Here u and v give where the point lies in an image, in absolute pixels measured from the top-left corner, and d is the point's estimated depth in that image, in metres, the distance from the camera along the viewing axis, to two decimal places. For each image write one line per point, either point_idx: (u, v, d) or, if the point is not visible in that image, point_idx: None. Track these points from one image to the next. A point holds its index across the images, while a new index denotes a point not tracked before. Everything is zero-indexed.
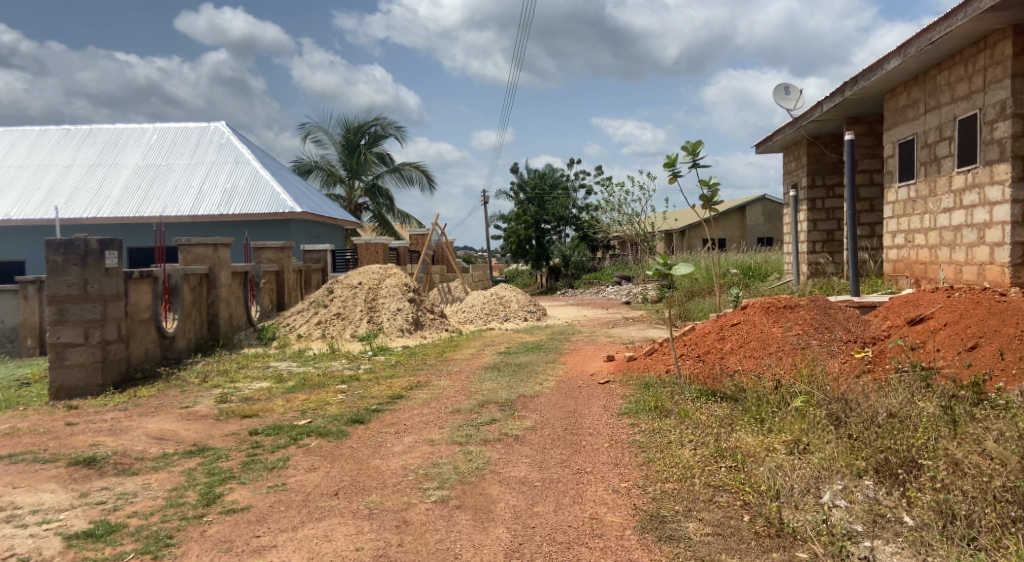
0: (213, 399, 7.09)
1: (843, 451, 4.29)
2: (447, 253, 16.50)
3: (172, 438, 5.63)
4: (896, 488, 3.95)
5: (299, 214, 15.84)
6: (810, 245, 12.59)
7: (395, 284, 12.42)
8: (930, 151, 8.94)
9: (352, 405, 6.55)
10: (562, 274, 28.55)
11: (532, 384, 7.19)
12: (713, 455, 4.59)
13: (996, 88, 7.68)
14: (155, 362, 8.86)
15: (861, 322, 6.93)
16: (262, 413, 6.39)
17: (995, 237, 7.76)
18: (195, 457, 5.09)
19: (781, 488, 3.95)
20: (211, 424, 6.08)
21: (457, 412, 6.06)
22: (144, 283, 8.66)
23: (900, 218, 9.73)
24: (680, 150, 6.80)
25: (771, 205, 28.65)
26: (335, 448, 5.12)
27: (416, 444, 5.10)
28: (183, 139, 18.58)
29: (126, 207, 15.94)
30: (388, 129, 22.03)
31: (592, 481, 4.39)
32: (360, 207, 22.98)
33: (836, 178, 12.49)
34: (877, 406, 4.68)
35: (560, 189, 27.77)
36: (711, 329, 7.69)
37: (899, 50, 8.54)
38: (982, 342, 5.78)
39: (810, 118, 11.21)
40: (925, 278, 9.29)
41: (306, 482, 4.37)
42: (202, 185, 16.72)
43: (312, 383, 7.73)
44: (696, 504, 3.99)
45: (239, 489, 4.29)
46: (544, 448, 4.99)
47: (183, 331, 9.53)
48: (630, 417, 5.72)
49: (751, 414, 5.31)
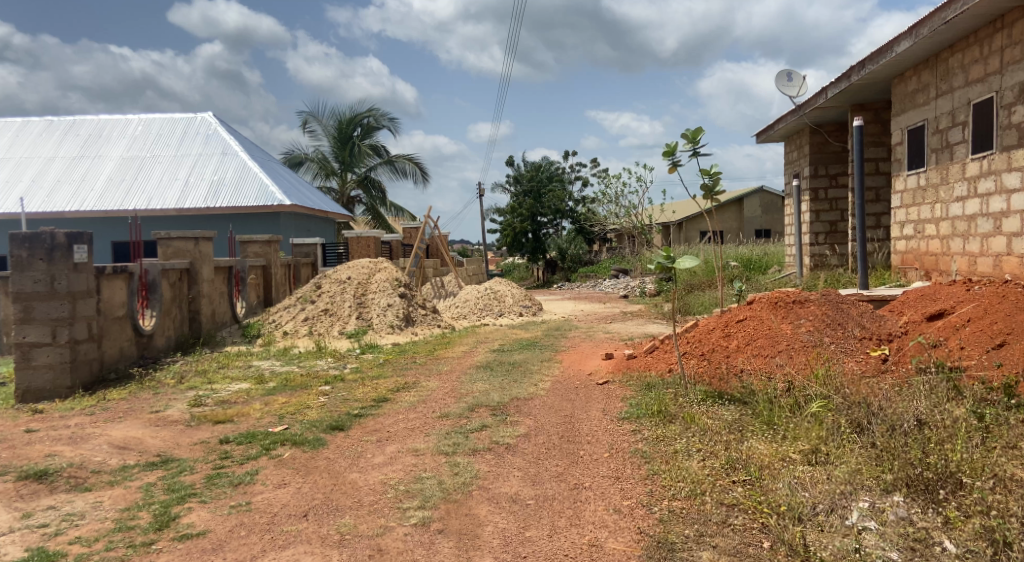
0: (186, 403, 6.62)
1: (868, 465, 3.94)
2: (440, 246, 16.11)
3: (136, 447, 5.18)
4: (931, 508, 3.60)
5: (288, 206, 15.40)
6: (813, 237, 12.20)
7: (385, 280, 11.96)
8: (941, 138, 8.50)
9: (332, 409, 6.09)
10: (559, 267, 28.22)
11: (527, 385, 6.74)
12: (723, 468, 4.19)
13: (1014, 70, 7.24)
14: (131, 361, 8.39)
15: (877, 317, 6.50)
16: (237, 418, 5.93)
17: (1012, 227, 7.35)
18: (157, 470, 4.64)
19: (804, 509, 3.58)
20: (180, 431, 5.62)
21: (445, 417, 5.62)
22: (118, 278, 8.16)
23: (909, 208, 9.30)
24: (680, 138, 6.46)
25: (769, 197, 28.22)
26: (309, 459, 4.68)
27: (398, 456, 4.67)
28: (170, 130, 18.05)
29: (109, 201, 15.44)
30: (381, 121, 21.59)
31: (591, 498, 3.97)
32: (352, 200, 22.48)
33: (839, 168, 12.09)
34: (904, 413, 4.32)
35: (556, 181, 27.25)
36: (715, 326, 7.23)
37: (911, 30, 8.08)
38: (1010, 339, 5.39)
39: (814, 105, 10.77)
40: (935, 270, 8.88)
41: (273, 501, 3.94)
42: (189, 177, 16.22)
43: (293, 385, 7.29)
44: (708, 528, 3.58)
45: (197, 509, 3.86)
46: (537, 460, 4.56)
47: (161, 329, 9.05)
48: (631, 422, 5.30)
49: (763, 419, 4.90)
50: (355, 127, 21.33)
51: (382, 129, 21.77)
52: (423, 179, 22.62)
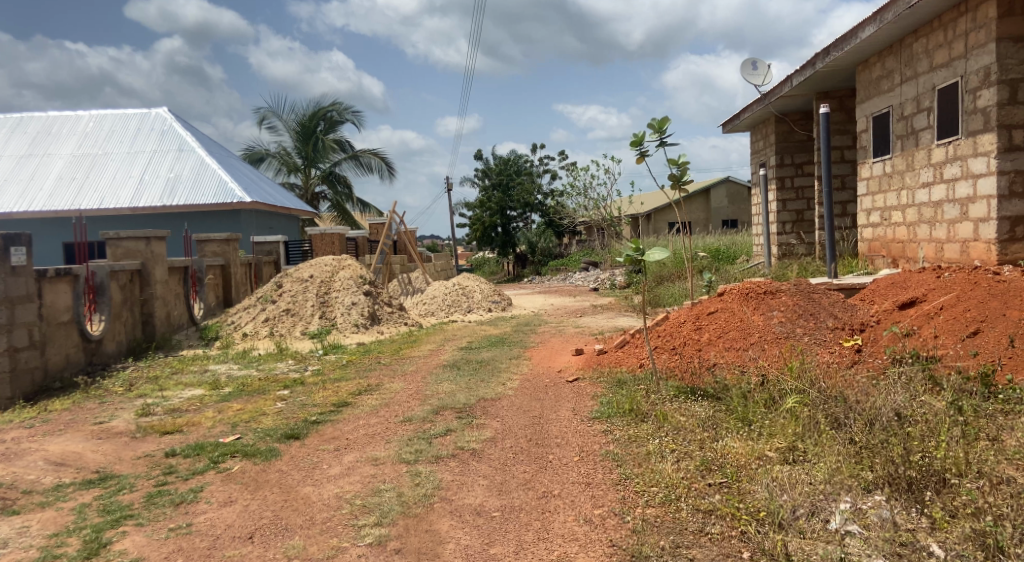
0: (134, 412, 6.25)
1: (847, 463, 3.80)
2: (407, 243, 15.75)
3: (74, 463, 4.83)
4: (916, 508, 3.44)
5: (248, 203, 14.95)
6: (780, 226, 12.10)
7: (349, 277, 11.61)
8: (907, 124, 8.40)
9: (289, 416, 5.77)
10: (529, 261, 27.97)
11: (494, 384, 6.49)
12: (699, 469, 3.99)
13: (979, 53, 7.08)
14: (78, 368, 7.93)
15: (849, 307, 6.34)
16: (186, 428, 5.58)
17: (978, 212, 7.23)
18: (94, 489, 4.29)
19: (784, 513, 3.43)
20: (124, 444, 5.26)
21: (408, 421, 5.34)
22: (62, 281, 7.70)
23: (876, 195, 9.21)
24: (647, 128, 6.27)
25: (735, 186, 28.28)
26: (260, 473, 4.37)
27: (356, 465, 4.39)
28: (122, 126, 17.43)
29: (60, 200, 14.84)
30: (344, 115, 21.15)
31: (560, 508, 3.73)
32: (316, 196, 21.99)
33: (805, 156, 12.00)
34: (882, 405, 4.15)
35: (525, 174, 27.00)
36: (686, 319, 7.02)
37: (875, 16, 7.95)
38: (985, 327, 5.28)
39: (779, 94, 10.65)
40: (902, 257, 8.79)
41: (216, 522, 3.67)
42: (144, 174, 15.68)
43: (249, 390, 6.93)
44: (684, 538, 3.38)
45: (132, 533, 3.58)
46: (504, 466, 4.31)
47: (112, 334, 8.60)
48: (602, 422, 5.07)
49: (736, 415, 4.70)
50: (318, 121, 20.85)
51: (346, 123, 21.32)
52: (389, 174, 22.21)
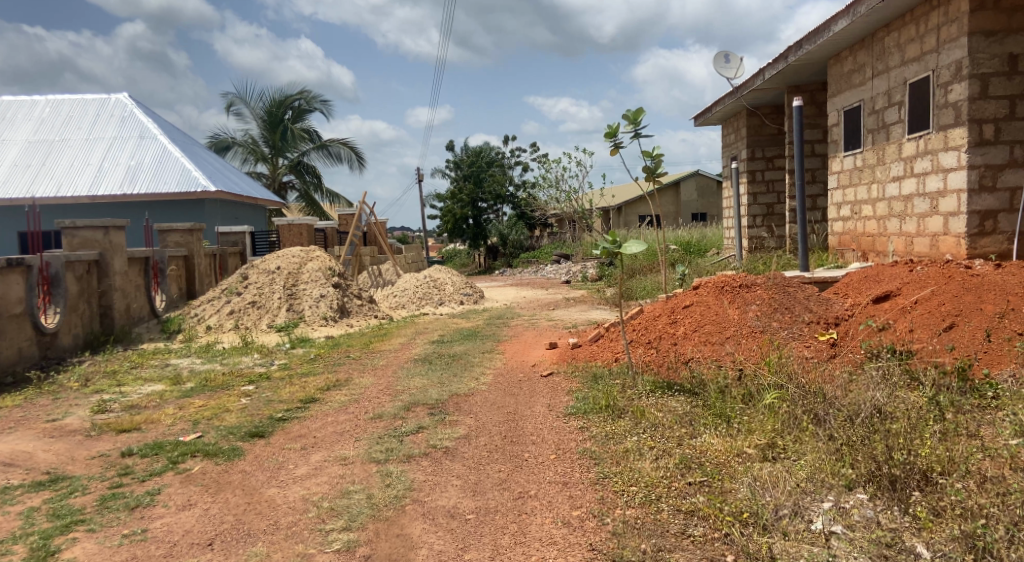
0: (88, 410, 5.96)
1: (829, 460, 3.71)
2: (377, 235, 15.47)
3: (23, 463, 4.57)
4: (899, 506, 3.36)
5: (212, 192, 14.56)
6: (751, 219, 12.09)
7: (317, 269, 11.33)
8: (877, 119, 8.39)
9: (253, 413, 5.56)
10: (500, 253, 27.70)
11: (467, 379, 6.33)
12: (679, 467, 3.87)
13: (950, 48, 7.03)
14: (32, 363, 7.60)
15: (824, 300, 6.27)
16: (145, 426, 5.34)
17: (948, 206, 7.21)
18: (44, 491, 4.05)
19: (766, 514, 3.33)
20: (77, 443, 5.01)
21: (379, 418, 5.16)
22: (14, 272, 7.35)
23: (846, 188, 9.20)
24: (621, 120, 6.15)
25: (705, 180, 28.43)
26: (222, 474, 4.17)
27: (323, 465, 4.21)
28: (80, 112, 16.88)
29: (15, 188, 14.33)
30: (312, 103, 20.74)
31: (537, 510, 3.59)
32: (284, 186, 21.59)
33: (775, 150, 12.01)
34: (861, 401, 4.06)
35: (496, 166, 26.83)
36: (661, 312, 6.91)
37: (848, 9, 7.90)
38: (960, 321, 5.25)
39: (751, 87, 10.62)
40: (872, 251, 8.80)
41: (173, 527, 3.48)
42: (103, 162, 15.20)
43: (212, 385, 6.68)
44: (666, 541, 3.27)
45: (83, 540, 3.37)
46: (478, 465, 4.16)
47: (68, 327, 8.27)
48: (578, 418, 4.94)
49: (713, 411, 4.60)
50: (285, 110, 20.42)
51: (314, 113, 20.92)
52: (359, 164, 21.86)
